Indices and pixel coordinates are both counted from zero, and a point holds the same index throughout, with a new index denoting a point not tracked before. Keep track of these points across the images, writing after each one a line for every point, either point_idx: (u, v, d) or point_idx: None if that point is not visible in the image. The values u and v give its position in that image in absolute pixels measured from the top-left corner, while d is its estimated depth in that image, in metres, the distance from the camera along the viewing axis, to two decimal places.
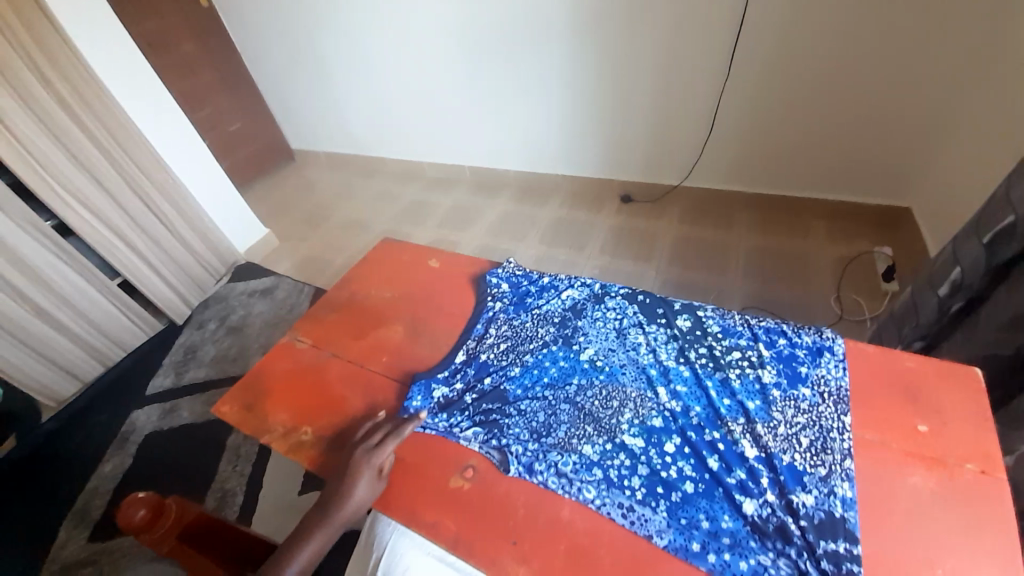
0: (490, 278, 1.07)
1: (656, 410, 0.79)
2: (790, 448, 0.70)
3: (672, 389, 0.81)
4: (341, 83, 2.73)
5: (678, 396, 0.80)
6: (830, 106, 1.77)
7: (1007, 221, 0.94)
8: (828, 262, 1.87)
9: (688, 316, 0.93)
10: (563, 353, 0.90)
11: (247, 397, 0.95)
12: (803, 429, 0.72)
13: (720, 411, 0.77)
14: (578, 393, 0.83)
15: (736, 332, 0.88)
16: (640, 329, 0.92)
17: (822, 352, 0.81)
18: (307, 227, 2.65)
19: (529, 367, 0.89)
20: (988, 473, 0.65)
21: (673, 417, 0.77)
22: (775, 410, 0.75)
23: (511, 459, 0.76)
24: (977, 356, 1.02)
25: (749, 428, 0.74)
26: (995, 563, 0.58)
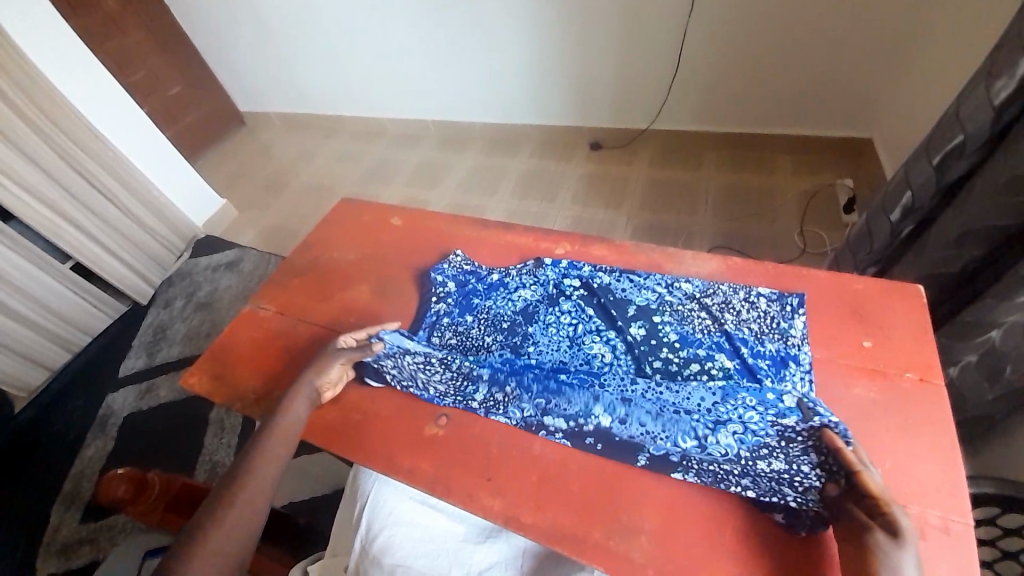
0: (435, 275, 0.97)
1: (615, 441, 0.70)
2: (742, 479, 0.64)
3: (627, 419, 0.70)
4: (286, 34, 2.51)
5: (636, 426, 0.69)
6: (795, 36, 1.73)
7: (956, 140, 0.97)
8: (794, 197, 1.89)
9: (643, 323, 0.80)
10: (506, 375, 0.79)
11: (213, 366, 0.94)
12: (756, 457, 0.64)
13: (685, 442, 0.66)
14: (530, 412, 0.75)
15: (695, 340, 0.76)
16: (596, 337, 0.80)
17: (787, 363, 0.72)
18: (267, 194, 2.53)
19: (473, 391, 0.80)
20: (927, 381, 0.69)
21: (636, 441, 0.69)
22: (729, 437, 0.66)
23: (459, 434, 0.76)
24: (925, 276, 1.08)
25: (719, 461, 0.64)
26: (931, 460, 0.63)
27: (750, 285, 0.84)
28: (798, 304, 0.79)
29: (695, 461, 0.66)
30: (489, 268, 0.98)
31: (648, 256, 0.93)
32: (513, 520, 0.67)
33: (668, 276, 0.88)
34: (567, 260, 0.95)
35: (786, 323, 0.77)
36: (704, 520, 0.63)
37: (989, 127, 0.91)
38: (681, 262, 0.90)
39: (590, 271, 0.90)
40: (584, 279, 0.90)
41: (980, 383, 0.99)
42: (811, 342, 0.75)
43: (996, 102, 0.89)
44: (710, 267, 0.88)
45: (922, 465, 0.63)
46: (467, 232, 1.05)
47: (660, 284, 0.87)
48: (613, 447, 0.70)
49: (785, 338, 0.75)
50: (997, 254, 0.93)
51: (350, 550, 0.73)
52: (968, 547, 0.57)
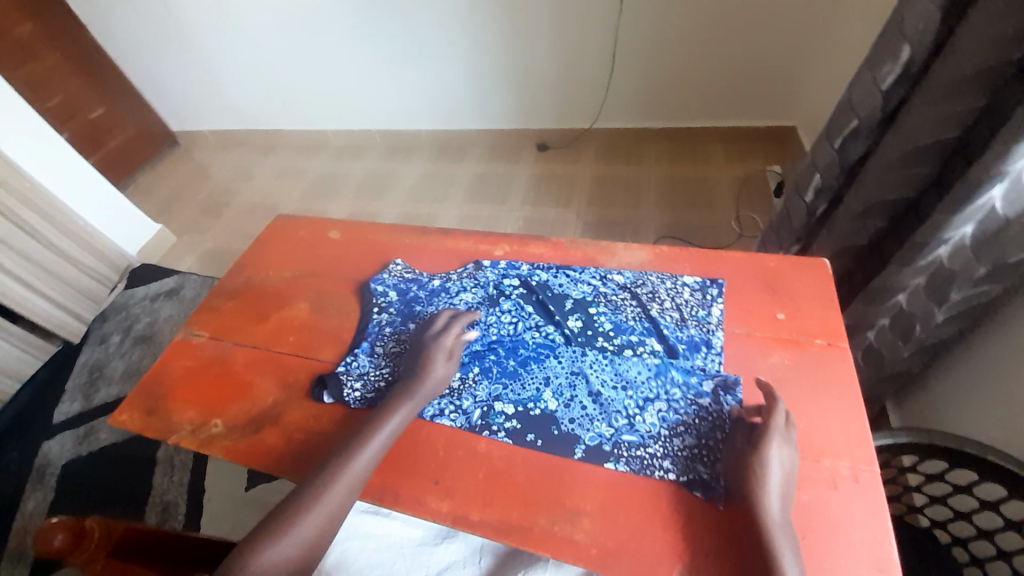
0: (376, 286, 0.96)
1: (555, 424, 0.72)
2: (672, 451, 0.67)
3: (572, 401, 0.73)
4: (217, 49, 2.43)
5: (578, 408, 0.73)
6: (715, 33, 1.84)
7: (851, 124, 1.06)
8: (728, 185, 2.00)
9: (580, 314, 0.83)
10: (467, 362, 0.80)
11: (146, 401, 0.89)
12: (684, 430, 0.68)
13: (617, 423, 0.70)
14: (478, 405, 0.76)
15: (628, 327, 0.80)
16: (535, 331, 0.82)
17: (700, 346, 0.76)
18: (207, 216, 2.42)
19: None
20: (834, 345, 0.75)
21: (573, 431, 0.71)
22: (659, 415, 0.70)
23: (411, 438, 0.76)
24: (837, 250, 1.16)
25: (645, 438, 0.69)
26: (839, 416, 0.68)
27: (676, 273, 0.88)
28: (718, 293, 0.83)
29: (626, 448, 0.69)
30: (430, 275, 0.98)
31: (583, 250, 0.96)
32: (462, 518, 0.68)
33: (602, 269, 0.91)
34: (506, 260, 0.96)
35: (703, 311, 0.81)
36: (641, 493, 0.66)
37: (879, 108, 1.00)
38: (613, 255, 0.94)
39: (528, 269, 0.92)
40: (522, 277, 0.92)
41: (895, 344, 1.08)
42: (726, 327, 0.80)
43: (883, 87, 0.98)
44: (640, 257, 0.92)
45: (831, 422, 0.68)
46: (407, 240, 1.05)
47: (594, 277, 0.90)
48: (550, 437, 0.71)
49: (702, 322, 0.80)
50: (896, 224, 1.04)
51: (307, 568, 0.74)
52: (875, 492, 0.62)
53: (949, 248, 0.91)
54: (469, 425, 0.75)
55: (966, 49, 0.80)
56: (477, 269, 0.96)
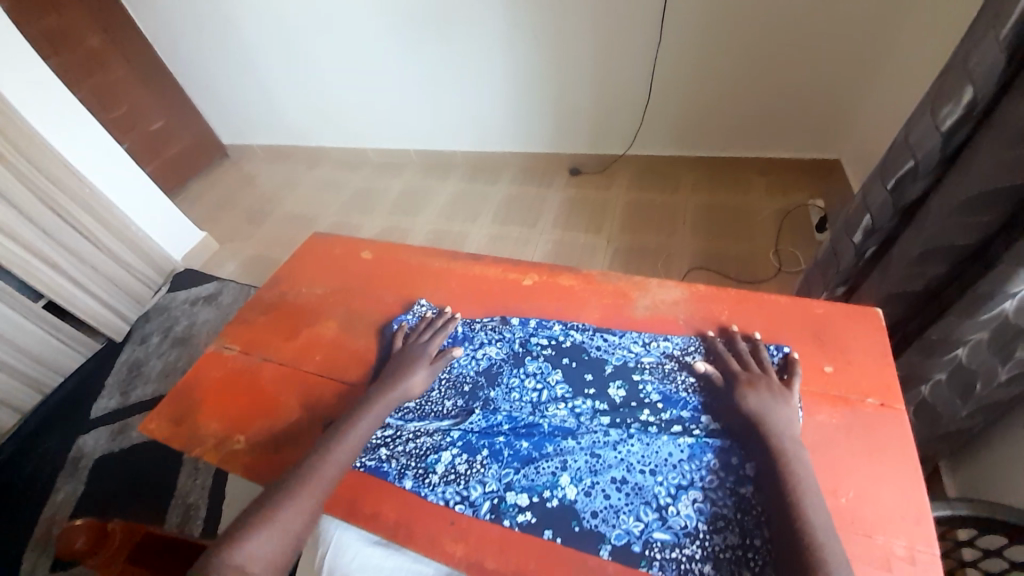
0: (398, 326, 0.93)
1: (576, 519, 0.65)
2: (712, 555, 0.60)
3: (592, 490, 0.67)
4: (267, 68, 2.56)
5: (600, 498, 0.66)
6: (758, 64, 1.82)
7: (907, 165, 1.00)
8: (768, 217, 1.94)
9: (622, 383, 0.77)
10: (480, 437, 0.74)
11: (174, 412, 0.91)
12: (725, 527, 0.61)
13: (646, 516, 0.64)
14: (487, 496, 0.69)
15: (679, 401, 0.73)
16: (559, 405, 0.76)
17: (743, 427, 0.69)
18: (248, 225, 2.52)
19: (425, 478, 0.72)
20: (888, 405, 0.69)
21: (596, 529, 0.64)
22: (696, 507, 0.63)
23: (426, 491, 0.71)
24: (890, 296, 1.08)
25: (680, 537, 0.62)
26: (895, 487, 0.62)
27: (715, 315, 0.84)
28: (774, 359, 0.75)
29: (658, 549, 0.61)
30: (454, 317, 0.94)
31: (616, 284, 0.93)
32: (478, 566, 0.64)
33: (645, 333, 0.84)
34: (538, 316, 0.90)
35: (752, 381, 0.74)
36: None
37: (938, 151, 0.94)
38: (647, 290, 0.91)
39: (561, 330, 0.86)
40: (552, 335, 0.86)
41: (955, 402, 1.00)
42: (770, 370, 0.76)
43: (942, 128, 0.92)
44: (676, 293, 0.89)
45: (884, 491, 0.62)
46: (437, 264, 1.04)
47: (636, 341, 0.83)
48: (570, 534, 0.64)
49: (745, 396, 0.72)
50: (956, 273, 0.97)
51: None
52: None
53: (1016, 302, 0.84)
54: (478, 520, 0.68)
55: None
56: (499, 319, 0.91)
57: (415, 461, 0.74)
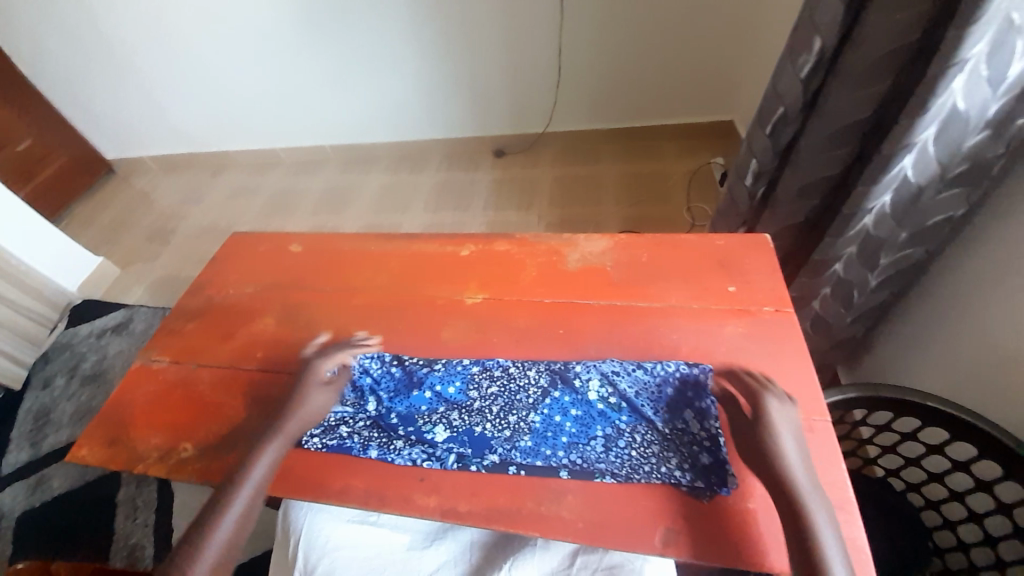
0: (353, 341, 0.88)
1: (537, 452, 0.71)
2: (655, 455, 0.68)
3: (547, 425, 0.73)
4: (150, 71, 2.33)
5: (555, 430, 0.72)
6: (653, 34, 1.95)
7: (779, 111, 1.15)
8: (679, 177, 2.10)
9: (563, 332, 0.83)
10: (436, 399, 0.77)
11: (110, 432, 0.85)
12: (662, 432, 0.70)
13: (598, 436, 0.71)
14: (451, 450, 0.73)
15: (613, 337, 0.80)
16: (508, 359, 0.81)
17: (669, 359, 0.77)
18: (154, 244, 2.30)
19: (390, 445, 0.74)
20: (781, 310, 0.81)
21: (556, 456, 0.70)
22: (635, 420, 0.71)
23: (392, 456, 0.73)
24: (781, 229, 1.24)
25: (628, 447, 0.69)
26: (793, 375, 0.74)
27: (636, 258, 0.93)
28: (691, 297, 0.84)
29: (611, 460, 0.69)
30: (395, 295, 0.95)
31: (547, 243, 0.99)
32: (451, 511, 0.68)
33: (578, 283, 0.91)
34: (478, 283, 0.94)
35: (672, 312, 0.83)
36: (629, 498, 0.66)
37: (801, 96, 1.09)
38: (576, 245, 0.97)
39: (502, 297, 0.90)
40: (493, 300, 0.91)
41: (839, 311, 1.18)
42: (686, 297, 0.85)
43: (802, 76, 1.07)
44: (602, 245, 0.96)
45: (786, 379, 0.73)
46: (372, 247, 1.04)
47: (570, 293, 0.89)
48: (533, 466, 0.70)
49: (665, 325, 0.82)
50: (827, 200, 1.14)
51: None
52: (828, 438, 0.68)
53: (873, 217, 1.00)
54: (446, 471, 0.71)
55: (871, 35, 0.90)
56: (441, 290, 0.94)
57: (377, 432, 0.76)
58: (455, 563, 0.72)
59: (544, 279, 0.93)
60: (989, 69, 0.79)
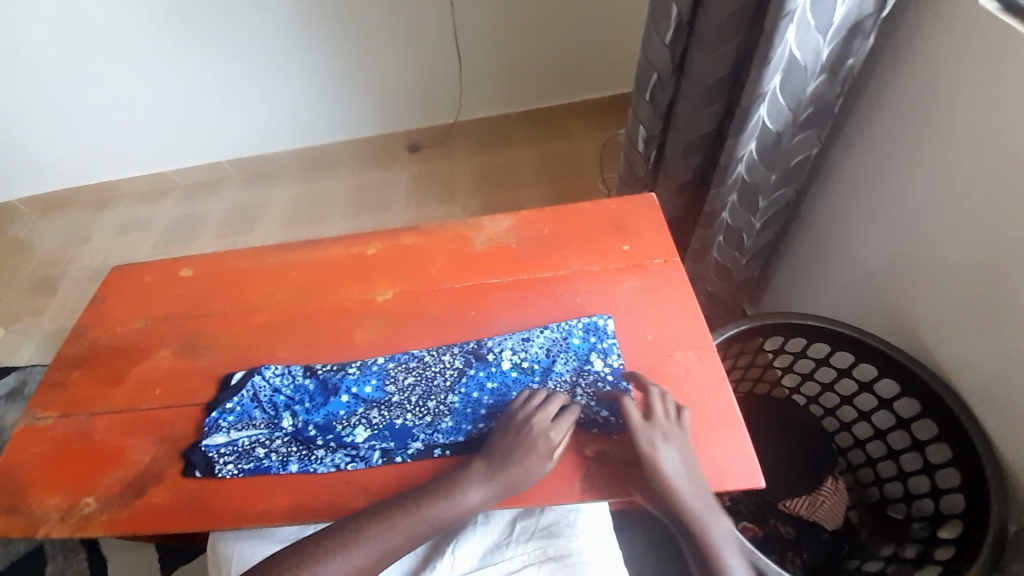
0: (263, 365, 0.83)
1: (460, 432, 0.72)
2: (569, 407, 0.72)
3: (467, 405, 0.74)
4: (1, 102, 2.05)
5: (474, 407, 0.74)
6: (543, 14, 1.99)
7: (653, 78, 1.22)
8: (589, 152, 2.18)
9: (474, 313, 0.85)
10: (354, 401, 0.77)
11: (0, 503, 0.77)
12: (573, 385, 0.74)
13: None
14: (375, 447, 0.72)
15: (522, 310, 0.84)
16: (422, 349, 0.82)
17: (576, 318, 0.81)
18: (38, 295, 2.06)
19: (311, 455, 0.73)
20: (670, 260, 0.88)
21: (478, 431, 0.72)
22: (548, 379, 0.75)
23: (315, 466, 0.72)
24: (674, 187, 1.32)
25: None
26: (683, 316, 0.80)
27: (537, 232, 0.96)
28: (589, 262, 0.89)
29: None
30: (303, 305, 0.92)
31: (452, 230, 0.99)
32: None
33: (486, 264, 0.92)
34: (387, 280, 0.93)
35: (575, 278, 0.87)
36: None
37: (669, 60, 1.16)
38: (481, 228, 0.99)
39: (412, 290, 0.90)
40: (404, 294, 0.90)
41: (734, 255, 1.28)
42: (585, 261, 0.89)
43: (666, 42, 1.14)
44: (506, 224, 0.98)
45: (677, 320, 0.80)
46: (272, 261, 1.00)
47: (478, 276, 0.91)
48: (457, 445, 0.71)
49: (568, 290, 0.86)
50: (708, 154, 1.23)
51: None
52: (716, 366, 0.75)
53: (745, 165, 1.10)
54: (373, 468, 0.71)
55: None
56: (351, 293, 0.92)
57: (296, 445, 0.74)
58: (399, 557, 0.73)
59: (453, 266, 0.93)
60: (815, 17, 0.88)
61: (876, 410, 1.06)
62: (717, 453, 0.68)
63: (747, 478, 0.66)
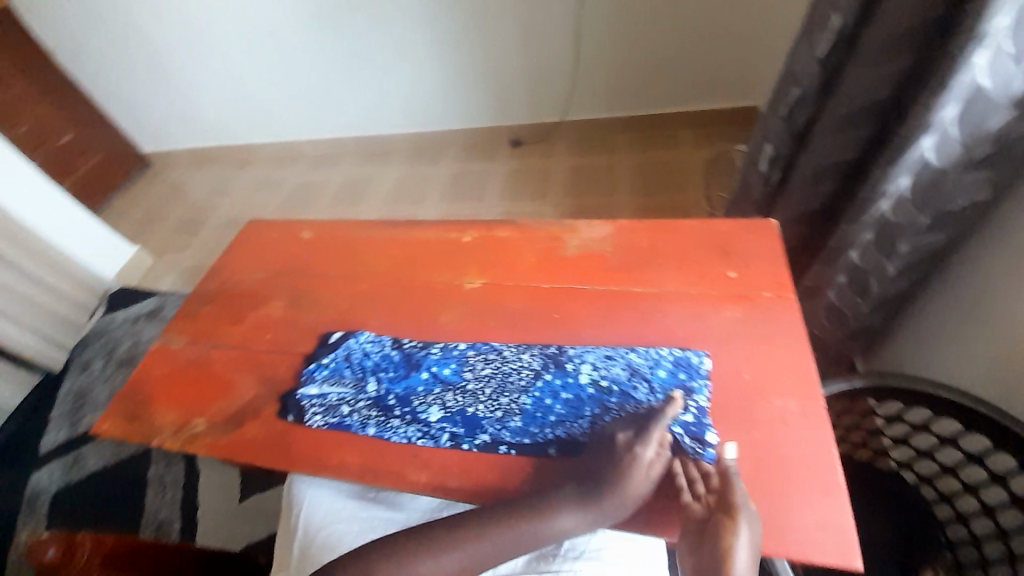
0: (356, 330, 0.90)
1: (528, 434, 0.71)
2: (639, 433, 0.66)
3: (539, 408, 0.73)
4: (182, 68, 2.43)
5: (546, 412, 0.72)
6: (671, 19, 1.91)
7: (793, 93, 1.11)
8: (696, 165, 2.06)
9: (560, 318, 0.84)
10: (431, 381, 0.79)
11: (134, 407, 0.90)
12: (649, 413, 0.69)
13: (588, 417, 0.71)
14: (445, 429, 0.74)
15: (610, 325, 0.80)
16: (503, 345, 0.82)
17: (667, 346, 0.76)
18: (183, 235, 2.40)
19: (387, 423, 0.77)
20: (783, 296, 0.79)
21: (546, 438, 0.70)
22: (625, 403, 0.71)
23: (388, 435, 0.76)
24: (795, 216, 1.20)
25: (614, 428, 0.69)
26: (789, 361, 0.72)
27: (636, 245, 0.92)
28: (689, 284, 0.83)
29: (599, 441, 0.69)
30: (397, 280, 0.97)
31: (547, 230, 0.99)
32: (441, 487, 0.70)
33: (576, 268, 0.91)
34: (477, 270, 0.95)
35: (672, 300, 0.82)
36: None
37: (816, 75, 1.05)
38: (577, 232, 0.97)
39: (500, 283, 0.91)
40: (492, 285, 0.91)
41: (855, 301, 1.13)
42: (684, 282, 0.84)
43: (818, 55, 1.03)
44: (603, 231, 0.96)
45: (784, 365, 0.72)
46: (377, 235, 1.06)
47: (567, 281, 0.89)
48: (523, 446, 0.71)
49: (662, 311, 0.81)
50: (844, 184, 1.09)
51: (292, 542, 0.79)
52: (823, 424, 0.66)
53: (891, 202, 0.96)
54: (440, 449, 0.73)
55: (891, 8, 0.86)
56: (443, 276, 0.95)
57: (374, 411, 0.78)
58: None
59: (543, 266, 0.93)
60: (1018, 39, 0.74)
61: (987, 485, 0.92)
62: (808, 520, 0.60)
63: (841, 557, 0.57)
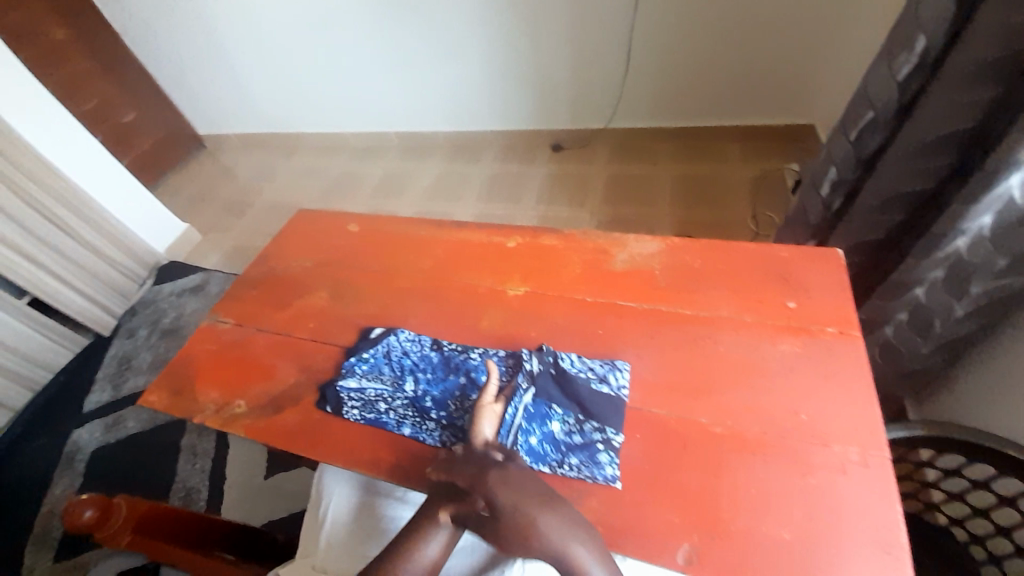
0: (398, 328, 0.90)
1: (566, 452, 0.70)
2: None
3: (580, 427, 0.71)
4: (241, 57, 2.52)
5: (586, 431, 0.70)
6: (730, 33, 1.85)
7: (867, 116, 1.05)
8: (744, 182, 1.99)
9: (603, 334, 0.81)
10: (470, 386, 0.79)
11: (180, 381, 0.93)
12: None
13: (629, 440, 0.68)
14: None
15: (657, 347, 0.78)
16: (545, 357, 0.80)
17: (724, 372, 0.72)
18: (230, 215, 2.49)
19: (423, 425, 0.76)
20: (845, 333, 0.75)
21: (585, 458, 0.68)
22: None
23: (423, 436, 0.75)
24: (855, 244, 1.14)
25: None
26: (850, 404, 0.68)
27: (688, 264, 0.89)
28: (743, 310, 0.80)
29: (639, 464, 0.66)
30: (440, 280, 0.97)
31: (594, 241, 0.97)
32: None
33: (622, 283, 0.88)
34: (520, 277, 0.94)
35: (723, 326, 0.79)
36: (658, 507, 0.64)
37: (894, 100, 0.99)
38: (624, 246, 0.95)
39: (543, 292, 0.90)
40: (536, 294, 0.90)
41: (914, 340, 1.06)
42: (737, 307, 0.81)
43: (898, 78, 0.97)
44: (652, 247, 0.93)
45: (844, 407, 0.68)
46: (421, 233, 1.07)
47: (612, 296, 0.87)
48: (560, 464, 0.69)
49: (712, 337, 0.78)
50: (913, 216, 1.03)
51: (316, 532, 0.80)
52: (887, 476, 0.62)
53: (968, 239, 0.89)
54: None
55: (984, 33, 0.79)
56: (486, 280, 0.95)
57: (411, 411, 0.78)
58: (470, 550, 0.73)
59: (587, 278, 0.91)
60: None
61: None
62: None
63: None
